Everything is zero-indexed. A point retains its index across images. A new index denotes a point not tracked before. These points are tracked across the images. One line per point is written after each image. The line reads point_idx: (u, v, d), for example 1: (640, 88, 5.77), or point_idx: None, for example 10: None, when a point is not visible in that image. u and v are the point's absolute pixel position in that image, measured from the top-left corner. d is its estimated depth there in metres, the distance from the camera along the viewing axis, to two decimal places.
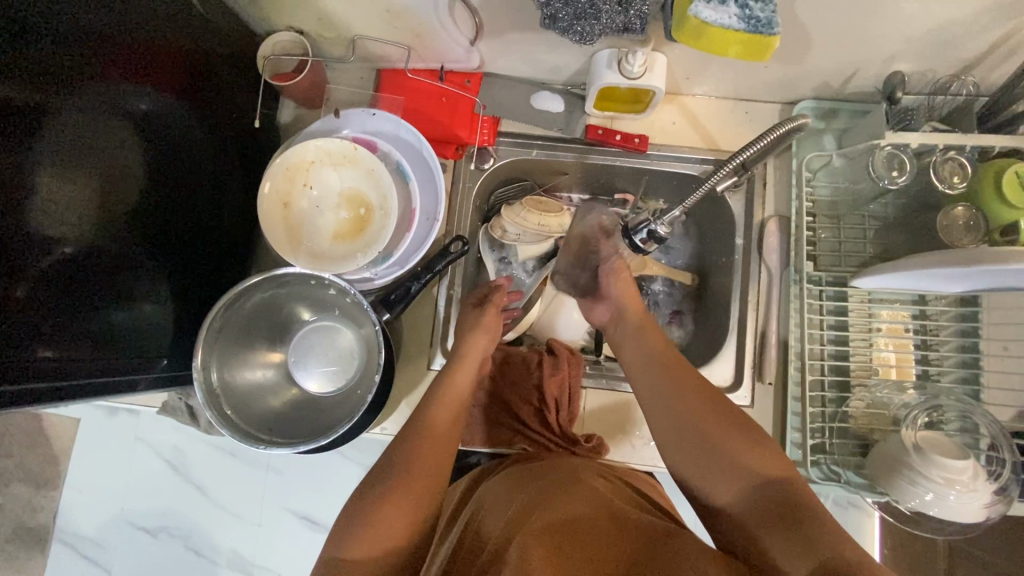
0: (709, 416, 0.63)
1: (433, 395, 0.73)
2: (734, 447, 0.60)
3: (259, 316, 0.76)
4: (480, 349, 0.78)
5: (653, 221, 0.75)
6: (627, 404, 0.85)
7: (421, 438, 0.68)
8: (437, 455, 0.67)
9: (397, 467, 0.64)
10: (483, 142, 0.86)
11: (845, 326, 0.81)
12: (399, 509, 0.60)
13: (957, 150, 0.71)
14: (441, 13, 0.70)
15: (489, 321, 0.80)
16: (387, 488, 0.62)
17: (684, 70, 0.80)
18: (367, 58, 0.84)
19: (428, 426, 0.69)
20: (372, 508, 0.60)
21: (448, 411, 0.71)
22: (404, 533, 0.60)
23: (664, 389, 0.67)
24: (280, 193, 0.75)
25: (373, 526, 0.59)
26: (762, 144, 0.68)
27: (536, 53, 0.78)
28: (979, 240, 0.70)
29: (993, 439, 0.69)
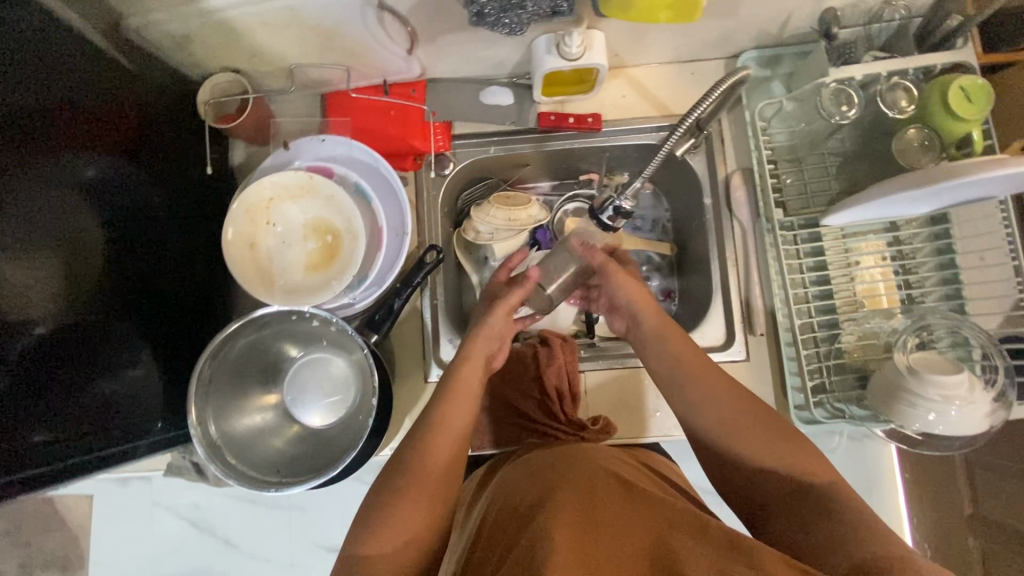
0: (756, 420, 0.63)
1: (440, 394, 0.70)
2: (756, 447, 0.61)
3: (248, 360, 0.75)
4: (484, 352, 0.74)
5: (615, 198, 0.76)
6: (630, 376, 0.86)
7: (431, 435, 0.66)
8: (447, 450, 0.66)
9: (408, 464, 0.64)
10: (439, 149, 0.86)
11: (825, 265, 0.82)
12: (410, 513, 0.60)
13: (899, 75, 0.73)
14: (369, 24, 0.69)
15: (495, 327, 0.75)
16: (400, 486, 0.62)
17: (624, 42, 0.81)
18: (309, 85, 0.83)
19: (435, 429, 0.67)
20: (387, 507, 0.61)
21: (462, 410, 0.68)
22: (419, 526, 0.60)
23: (705, 418, 0.65)
24: (244, 236, 0.69)
25: (392, 523, 0.59)
26: (710, 100, 0.70)
27: (475, 49, 0.78)
28: (938, 157, 0.70)
29: (984, 349, 0.70)
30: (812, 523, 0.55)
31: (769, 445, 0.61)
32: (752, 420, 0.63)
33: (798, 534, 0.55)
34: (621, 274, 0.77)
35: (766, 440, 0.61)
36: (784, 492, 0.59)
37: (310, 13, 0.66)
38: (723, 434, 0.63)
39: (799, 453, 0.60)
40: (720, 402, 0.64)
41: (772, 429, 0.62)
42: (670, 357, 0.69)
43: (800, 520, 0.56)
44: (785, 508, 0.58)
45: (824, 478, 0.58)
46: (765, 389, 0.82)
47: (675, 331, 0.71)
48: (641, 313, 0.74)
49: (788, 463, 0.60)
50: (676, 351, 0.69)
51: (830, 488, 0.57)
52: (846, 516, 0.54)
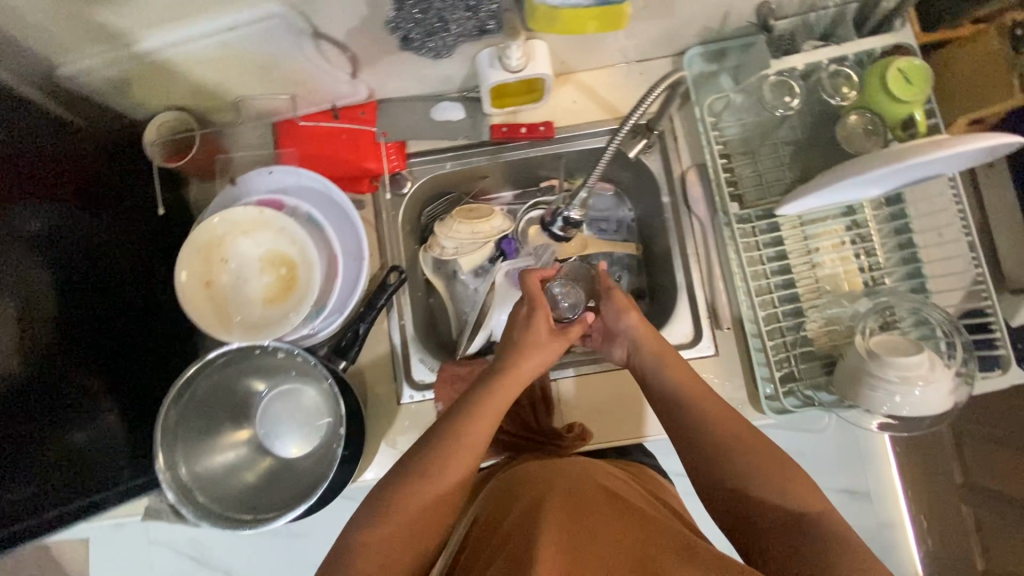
0: (753, 444, 0.62)
1: (476, 404, 0.67)
2: (754, 467, 0.61)
3: (215, 398, 0.75)
4: (531, 371, 0.71)
5: (563, 210, 0.80)
6: (604, 379, 0.86)
7: (449, 438, 0.64)
8: (467, 454, 0.64)
9: (422, 454, 0.64)
10: (394, 169, 0.86)
11: (786, 255, 0.82)
12: (398, 529, 0.60)
13: (840, 64, 0.75)
14: (308, 52, 0.69)
15: (541, 343, 0.72)
16: (410, 474, 0.62)
17: (568, 49, 0.81)
18: (258, 116, 0.83)
19: (459, 432, 0.65)
20: (393, 494, 0.62)
21: (486, 428, 0.66)
22: (416, 515, 0.61)
23: (707, 437, 0.64)
24: (199, 275, 0.69)
25: (391, 516, 0.60)
26: (647, 102, 0.69)
27: (419, 69, 0.78)
28: (882, 141, 0.71)
29: (945, 328, 0.72)
30: (799, 549, 0.55)
31: (765, 466, 0.61)
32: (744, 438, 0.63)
33: (782, 563, 0.55)
34: (623, 298, 0.77)
35: (766, 462, 0.61)
36: (776, 515, 0.58)
37: (246, 46, 0.66)
38: (721, 453, 0.63)
39: (793, 478, 0.60)
40: (716, 424, 0.65)
41: (765, 447, 0.62)
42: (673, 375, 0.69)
43: (787, 545, 0.56)
44: (775, 530, 0.57)
45: (811, 506, 0.58)
46: (737, 382, 0.83)
47: (675, 355, 0.72)
48: (641, 339, 0.74)
49: (783, 487, 0.59)
50: (680, 376, 0.69)
51: (817, 516, 0.57)
52: (832, 546, 0.54)
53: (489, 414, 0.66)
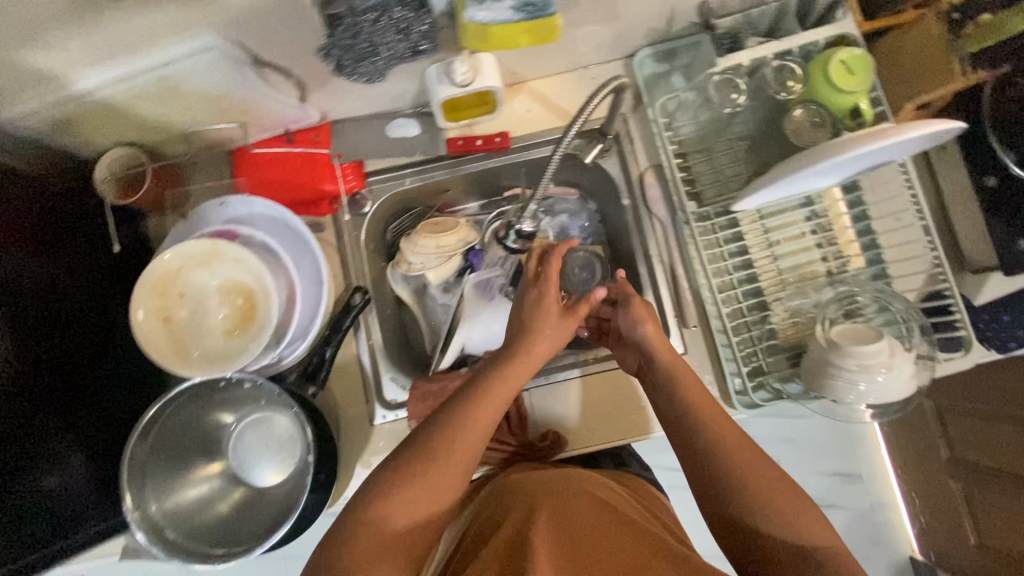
0: (759, 466, 0.61)
1: (488, 386, 0.65)
2: (761, 491, 0.60)
3: (184, 433, 0.75)
4: (542, 354, 0.69)
5: (514, 222, 0.90)
6: (587, 387, 0.85)
7: (462, 410, 0.62)
8: (479, 431, 0.62)
9: (435, 428, 0.62)
10: (353, 190, 0.86)
11: (748, 249, 0.82)
12: (408, 506, 0.58)
13: (787, 57, 0.75)
14: (251, 80, 0.69)
15: (550, 329, 0.70)
16: (421, 450, 0.60)
17: (517, 59, 0.81)
18: (210, 145, 0.82)
19: (472, 406, 0.63)
20: (403, 470, 0.59)
21: (497, 408, 0.64)
22: (427, 495, 0.58)
23: (714, 454, 0.63)
24: (156, 313, 0.69)
25: (402, 493, 0.58)
26: (590, 107, 0.69)
27: (369, 89, 0.78)
28: (830, 132, 0.72)
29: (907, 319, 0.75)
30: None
31: (771, 490, 0.60)
32: (758, 472, 0.61)
33: None
34: (641, 309, 0.74)
35: (772, 485, 0.60)
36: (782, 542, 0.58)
37: (186, 79, 0.65)
38: (727, 474, 0.61)
39: (799, 504, 0.59)
40: (730, 450, 0.62)
41: (777, 485, 0.60)
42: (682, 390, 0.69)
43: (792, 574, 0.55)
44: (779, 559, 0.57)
45: (817, 536, 0.57)
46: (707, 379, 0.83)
47: (693, 377, 0.70)
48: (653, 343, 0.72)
49: (789, 513, 0.58)
50: (689, 390, 0.68)
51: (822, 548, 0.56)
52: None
53: (502, 394, 0.65)
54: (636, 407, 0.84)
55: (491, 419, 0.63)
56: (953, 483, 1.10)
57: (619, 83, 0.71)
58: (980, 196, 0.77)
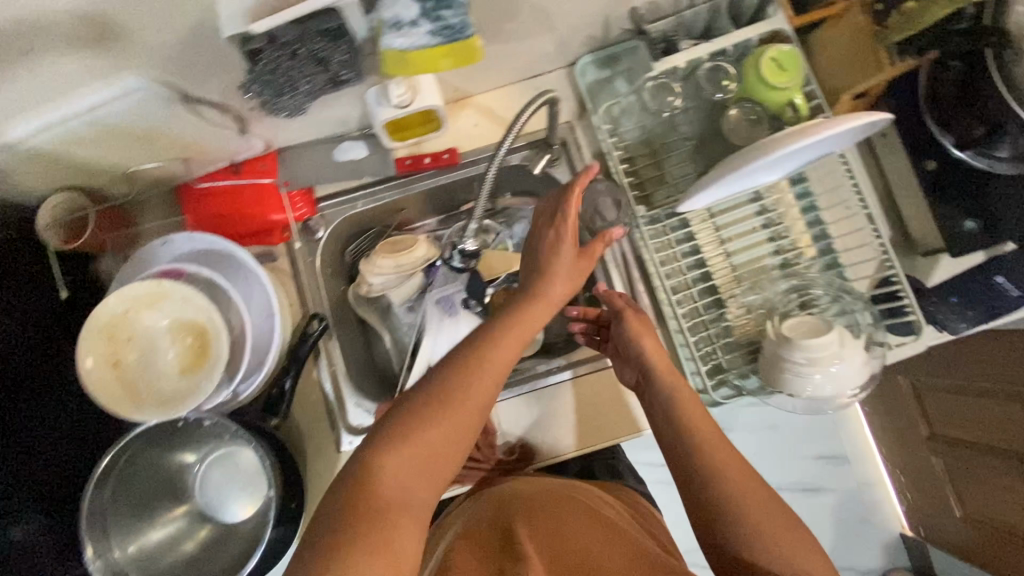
0: (761, 498, 0.59)
1: (505, 327, 0.61)
2: (760, 524, 0.58)
3: (143, 476, 0.74)
4: (557, 296, 0.65)
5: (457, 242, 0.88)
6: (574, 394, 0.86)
7: (478, 346, 0.59)
8: (495, 368, 0.59)
9: (451, 365, 0.59)
10: (304, 217, 0.86)
11: (700, 249, 0.82)
12: (421, 446, 0.54)
13: (721, 57, 0.77)
14: (185, 117, 0.68)
15: (566, 270, 0.65)
16: (437, 388, 0.57)
17: (457, 75, 0.81)
18: (155, 183, 0.81)
19: (486, 345, 0.60)
20: (417, 408, 0.56)
21: (512, 349, 0.60)
22: (444, 435, 0.55)
23: (715, 483, 0.61)
24: (106, 358, 0.68)
25: (416, 431, 0.54)
26: (522, 119, 0.69)
27: (309, 115, 0.77)
28: (767, 127, 0.74)
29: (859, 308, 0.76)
30: None
31: (772, 525, 0.58)
32: (757, 496, 0.59)
33: None
34: (637, 326, 0.73)
35: (774, 522, 0.58)
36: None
37: (115, 122, 0.65)
38: (727, 505, 0.59)
39: (799, 540, 0.58)
40: (731, 479, 0.60)
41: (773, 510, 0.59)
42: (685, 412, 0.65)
43: None
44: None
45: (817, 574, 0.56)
46: None
47: (688, 391, 0.67)
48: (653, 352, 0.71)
49: (788, 549, 0.57)
50: (692, 412, 0.65)
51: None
52: None
53: (518, 334, 0.61)
54: (626, 409, 0.85)
55: (506, 357, 0.60)
56: (934, 459, 1.10)
57: (550, 95, 0.71)
58: (922, 178, 0.77)
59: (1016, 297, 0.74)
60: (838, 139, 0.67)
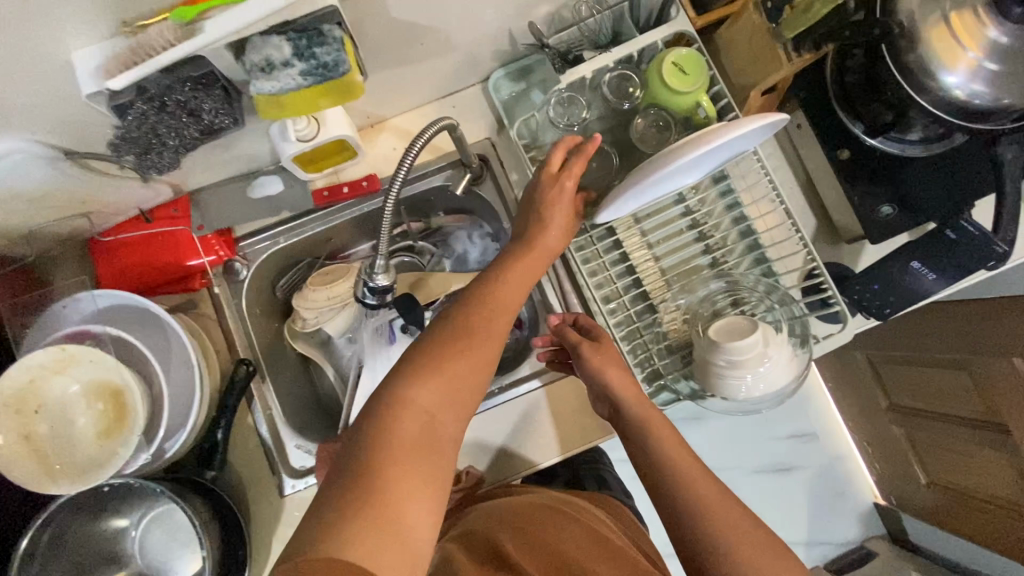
0: (735, 517, 0.61)
1: (510, 271, 0.62)
2: (732, 540, 0.60)
3: (71, 552, 0.71)
4: (555, 245, 0.66)
5: (366, 280, 0.73)
6: (529, 408, 0.83)
7: (486, 292, 0.60)
8: (500, 318, 0.60)
9: (464, 312, 0.59)
10: (223, 259, 0.83)
11: (629, 257, 0.81)
12: (443, 389, 0.54)
13: (626, 65, 0.76)
14: (76, 173, 0.65)
15: (566, 217, 0.67)
16: (453, 329, 0.57)
17: (367, 102, 0.79)
18: (63, 238, 0.78)
19: (492, 295, 0.60)
20: (435, 350, 0.56)
21: (516, 294, 0.62)
22: (463, 378, 0.55)
23: (690, 502, 0.62)
24: (13, 431, 0.65)
25: (439, 373, 0.54)
26: (411, 157, 0.66)
27: (215, 156, 0.75)
28: (676, 130, 0.74)
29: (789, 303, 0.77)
30: None
31: (742, 540, 0.60)
32: (730, 522, 0.60)
33: None
34: (596, 358, 0.69)
35: (744, 537, 0.60)
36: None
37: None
38: (702, 526, 0.61)
39: (771, 551, 0.59)
40: (703, 498, 0.62)
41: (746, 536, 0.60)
42: (659, 440, 0.65)
43: None
44: None
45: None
46: None
47: (659, 415, 0.67)
48: (619, 384, 0.67)
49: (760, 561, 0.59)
50: (665, 438, 0.65)
51: None
52: None
53: (520, 283, 0.62)
54: (578, 420, 0.82)
55: (511, 305, 0.61)
56: (895, 428, 1.09)
57: (450, 120, 0.70)
58: (835, 168, 0.77)
59: (934, 280, 0.74)
60: (750, 137, 0.66)
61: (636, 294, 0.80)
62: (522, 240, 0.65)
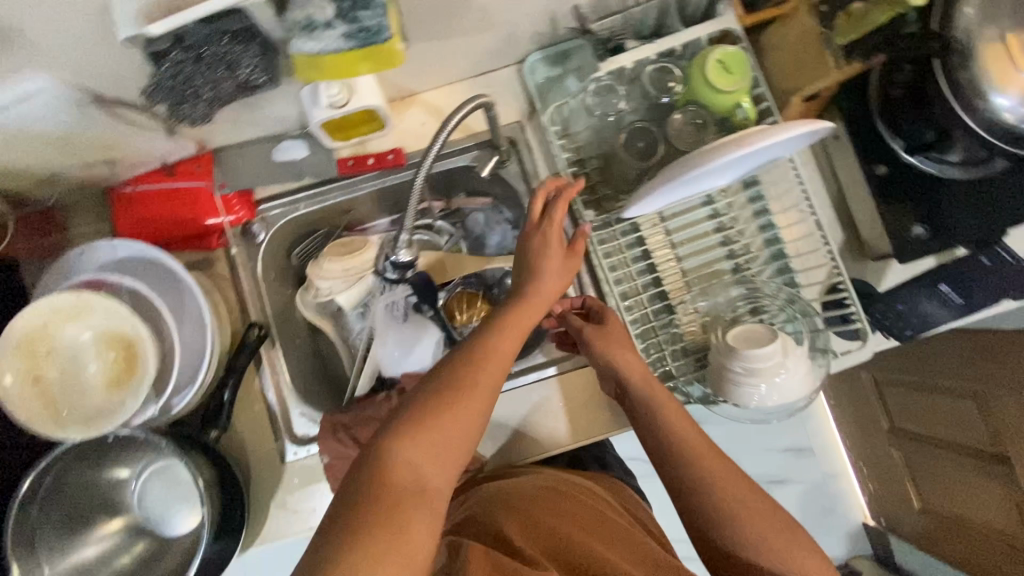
0: (736, 481, 0.62)
1: (505, 322, 0.60)
2: (735, 503, 0.61)
3: (72, 495, 0.71)
4: (552, 291, 0.63)
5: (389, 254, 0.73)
6: (537, 398, 0.82)
7: (478, 347, 0.57)
8: (495, 371, 0.57)
9: (456, 367, 0.56)
10: (242, 220, 0.83)
11: (652, 255, 0.81)
12: (433, 449, 0.51)
13: (667, 58, 0.76)
14: (103, 118, 0.64)
15: (561, 263, 0.64)
16: (443, 386, 0.55)
17: (400, 73, 0.77)
18: (84, 184, 0.78)
19: (485, 348, 0.57)
20: (426, 409, 0.53)
21: (512, 345, 0.59)
22: (455, 435, 0.52)
23: (697, 473, 0.62)
24: (23, 373, 0.65)
25: (429, 434, 0.51)
26: (442, 136, 0.66)
27: (243, 116, 0.74)
28: (713, 130, 0.73)
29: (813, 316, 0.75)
30: None
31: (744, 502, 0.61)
32: (735, 495, 0.61)
33: None
34: (601, 341, 0.68)
35: (745, 497, 0.61)
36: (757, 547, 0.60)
37: (25, 127, 0.61)
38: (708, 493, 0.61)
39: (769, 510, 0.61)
40: (705, 464, 0.62)
41: (757, 512, 0.61)
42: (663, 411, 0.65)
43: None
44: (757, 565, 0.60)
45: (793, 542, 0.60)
46: None
47: (666, 393, 0.66)
48: (632, 375, 0.66)
49: (760, 521, 0.60)
50: (670, 409, 0.65)
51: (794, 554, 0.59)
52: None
53: (515, 333, 0.59)
54: (586, 414, 0.81)
55: (504, 359, 0.58)
56: (894, 451, 1.08)
57: (486, 97, 0.68)
58: (870, 183, 0.76)
59: (959, 304, 0.75)
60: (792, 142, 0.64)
61: (656, 293, 0.79)
62: (517, 289, 0.63)
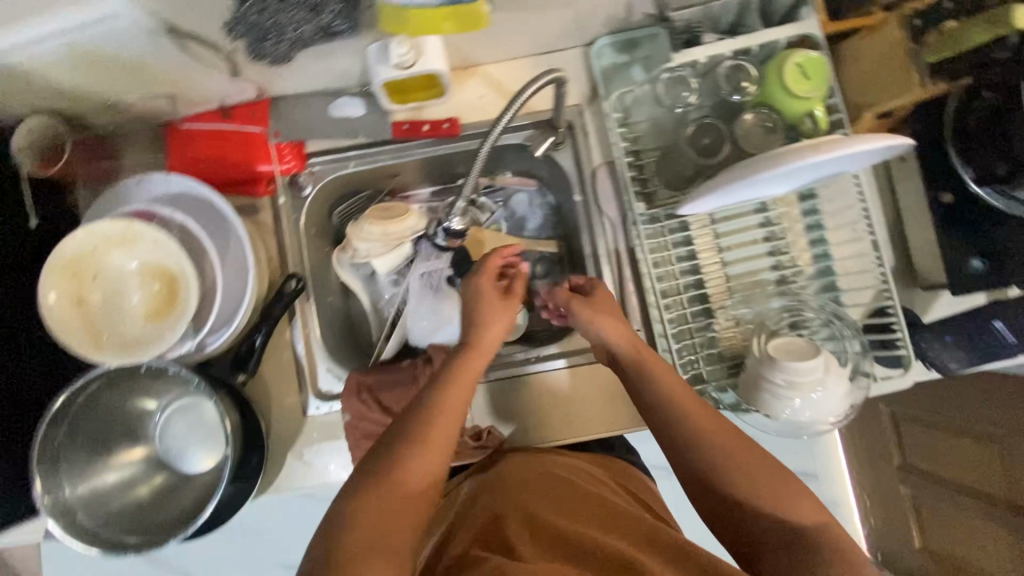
0: (735, 445, 0.59)
1: (453, 373, 0.62)
2: (735, 466, 0.58)
3: (101, 420, 0.73)
4: (492, 344, 0.65)
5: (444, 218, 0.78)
6: (559, 385, 0.82)
7: (427, 400, 0.60)
8: (448, 423, 0.59)
9: (409, 423, 0.58)
10: (291, 171, 0.83)
11: (697, 256, 0.79)
12: (383, 505, 0.53)
13: (743, 56, 0.74)
14: (174, 54, 0.64)
15: (502, 318, 0.66)
16: (393, 446, 0.57)
17: (468, 41, 0.76)
18: (143, 116, 0.78)
19: (434, 402, 0.59)
20: (380, 468, 0.55)
21: (462, 394, 0.61)
22: (410, 486, 0.55)
23: (693, 440, 0.60)
24: (69, 293, 0.66)
25: (383, 489, 0.54)
26: (510, 113, 0.64)
27: (307, 66, 0.73)
28: (780, 135, 0.71)
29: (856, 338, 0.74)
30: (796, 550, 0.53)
31: (746, 466, 0.58)
32: (736, 459, 0.58)
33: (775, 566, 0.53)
34: (586, 309, 0.69)
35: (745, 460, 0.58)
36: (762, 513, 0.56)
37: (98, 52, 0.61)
38: (707, 461, 0.59)
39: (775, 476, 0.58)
40: (703, 430, 0.60)
41: (761, 471, 0.58)
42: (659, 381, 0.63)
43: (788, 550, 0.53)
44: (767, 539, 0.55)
45: (801, 506, 0.56)
46: None
47: (659, 360, 0.65)
48: (624, 347, 0.67)
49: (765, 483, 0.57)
50: (666, 378, 0.64)
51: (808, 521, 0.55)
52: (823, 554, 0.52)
53: (463, 384, 0.61)
54: (610, 406, 0.81)
55: (455, 410, 0.60)
56: (902, 487, 1.05)
57: (556, 74, 0.67)
58: (933, 210, 0.74)
59: (1013, 344, 0.71)
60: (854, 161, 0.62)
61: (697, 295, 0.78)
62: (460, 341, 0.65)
